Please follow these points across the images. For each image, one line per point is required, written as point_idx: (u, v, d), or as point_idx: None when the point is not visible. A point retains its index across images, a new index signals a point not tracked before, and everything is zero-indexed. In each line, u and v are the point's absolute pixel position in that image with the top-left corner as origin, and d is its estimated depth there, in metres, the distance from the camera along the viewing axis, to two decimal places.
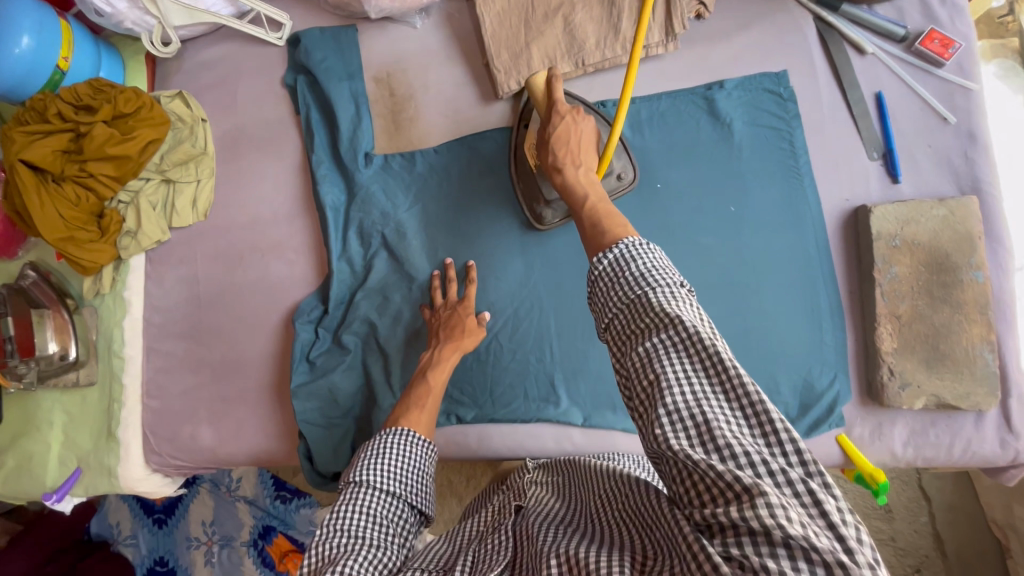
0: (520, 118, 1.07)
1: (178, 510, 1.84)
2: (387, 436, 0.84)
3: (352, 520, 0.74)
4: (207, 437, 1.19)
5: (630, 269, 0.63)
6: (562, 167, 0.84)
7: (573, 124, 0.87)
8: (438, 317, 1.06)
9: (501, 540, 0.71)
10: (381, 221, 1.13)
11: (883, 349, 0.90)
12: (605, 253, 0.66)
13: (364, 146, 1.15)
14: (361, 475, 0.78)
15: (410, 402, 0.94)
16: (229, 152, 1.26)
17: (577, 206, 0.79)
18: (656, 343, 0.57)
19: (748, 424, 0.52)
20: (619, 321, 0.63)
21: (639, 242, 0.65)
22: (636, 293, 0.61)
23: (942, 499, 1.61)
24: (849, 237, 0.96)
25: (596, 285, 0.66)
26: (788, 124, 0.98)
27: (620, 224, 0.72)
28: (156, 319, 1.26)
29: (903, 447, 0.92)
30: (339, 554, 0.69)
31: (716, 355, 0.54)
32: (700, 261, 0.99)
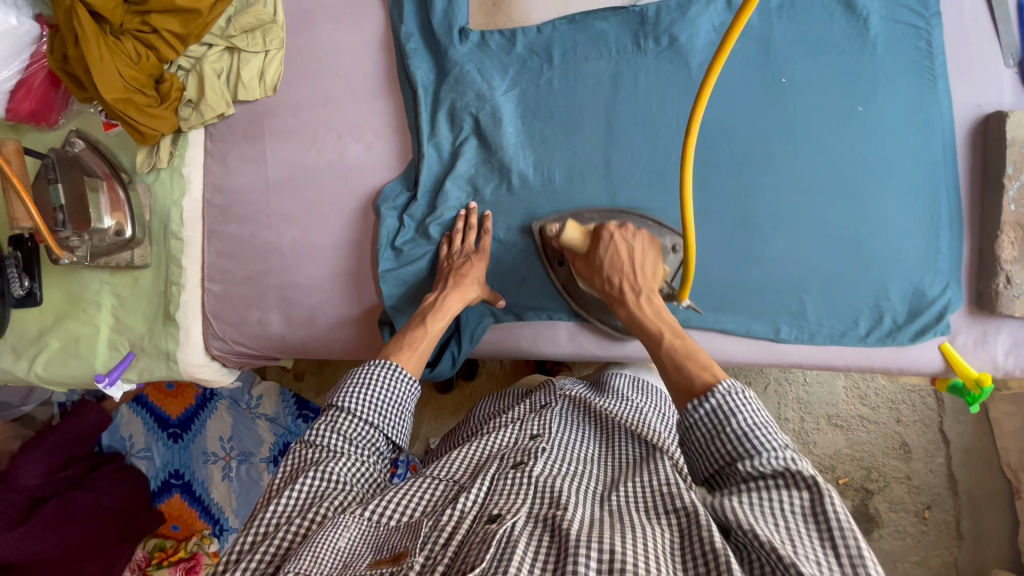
0: (552, 258, 1.04)
1: (194, 425, 1.79)
2: (374, 367, 0.84)
3: (334, 438, 0.78)
4: (275, 324, 1.15)
5: (731, 422, 0.63)
6: (626, 301, 0.90)
7: (626, 254, 0.93)
8: (450, 261, 1.03)
9: (519, 478, 0.71)
10: (475, 103, 1.06)
11: (1002, 257, 0.89)
12: (702, 399, 0.66)
13: (460, 19, 1.06)
14: (343, 401, 0.80)
15: (403, 341, 0.93)
16: (302, 21, 1.15)
17: (650, 339, 0.83)
18: (762, 486, 0.59)
19: (838, 562, 0.52)
20: (722, 464, 0.63)
21: (738, 388, 0.65)
22: (735, 451, 0.62)
23: (961, 442, 1.65)
24: (976, 144, 0.93)
25: (689, 428, 0.67)
26: (928, 22, 0.93)
27: (702, 365, 0.73)
28: (217, 200, 1.17)
29: (1004, 356, 0.93)
30: (324, 457, 0.76)
31: (824, 502, 0.55)
32: (821, 161, 0.96)
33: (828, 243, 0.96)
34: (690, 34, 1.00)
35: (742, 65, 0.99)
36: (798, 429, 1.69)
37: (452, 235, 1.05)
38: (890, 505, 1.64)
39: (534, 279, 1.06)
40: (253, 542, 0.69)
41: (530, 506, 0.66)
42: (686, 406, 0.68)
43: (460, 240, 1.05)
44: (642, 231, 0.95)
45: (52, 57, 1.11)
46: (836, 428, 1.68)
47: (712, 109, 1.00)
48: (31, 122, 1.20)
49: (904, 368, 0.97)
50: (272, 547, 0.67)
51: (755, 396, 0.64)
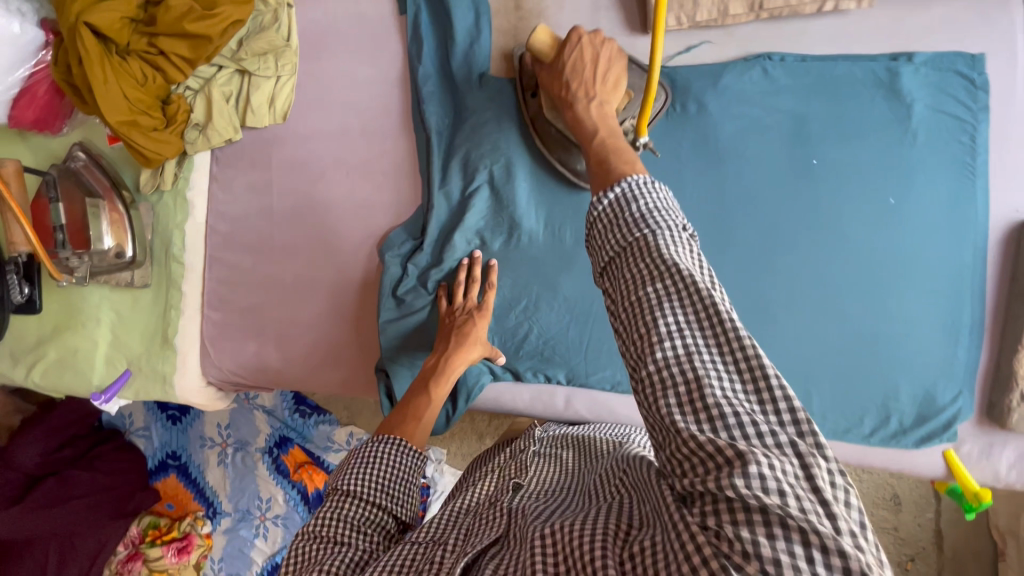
0: (525, 88, 0.98)
1: (194, 409, 1.80)
2: (377, 444, 0.81)
3: (337, 527, 0.73)
4: (273, 358, 1.14)
5: (632, 207, 0.58)
6: (574, 103, 0.82)
7: (586, 50, 0.85)
8: (452, 319, 1.00)
9: (494, 513, 0.69)
10: (490, 155, 1.01)
11: (1019, 373, 0.86)
12: (606, 191, 0.60)
13: (480, 65, 1.01)
14: (347, 484, 0.76)
15: (406, 412, 0.90)
16: (316, 48, 1.10)
17: (586, 139, 0.78)
18: (657, 293, 0.52)
19: (741, 380, 0.47)
20: (623, 254, 0.57)
21: (650, 180, 0.60)
22: (631, 236, 0.57)
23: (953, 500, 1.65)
24: (1009, 250, 0.89)
25: (594, 225, 0.61)
26: (974, 115, 0.88)
27: (628, 165, 0.68)
28: (221, 227, 1.15)
29: (1007, 469, 0.91)
30: (321, 555, 0.70)
31: (712, 300, 0.50)
32: (844, 252, 0.92)
33: (842, 337, 0.93)
34: (720, 103, 0.95)
35: (772, 142, 0.94)
36: None
37: (454, 287, 1.01)
38: None
39: (534, 340, 1.04)
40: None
41: (504, 534, 0.65)
42: (593, 201, 0.62)
43: (462, 292, 1.01)
44: (611, 41, 0.87)
45: (56, 69, 1.07)
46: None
47: (734, 183, 0.95)
48: (35, 130, 1.16)
49: (903, 469, 0.95)
50: None
51: (664, 185, 0.60)
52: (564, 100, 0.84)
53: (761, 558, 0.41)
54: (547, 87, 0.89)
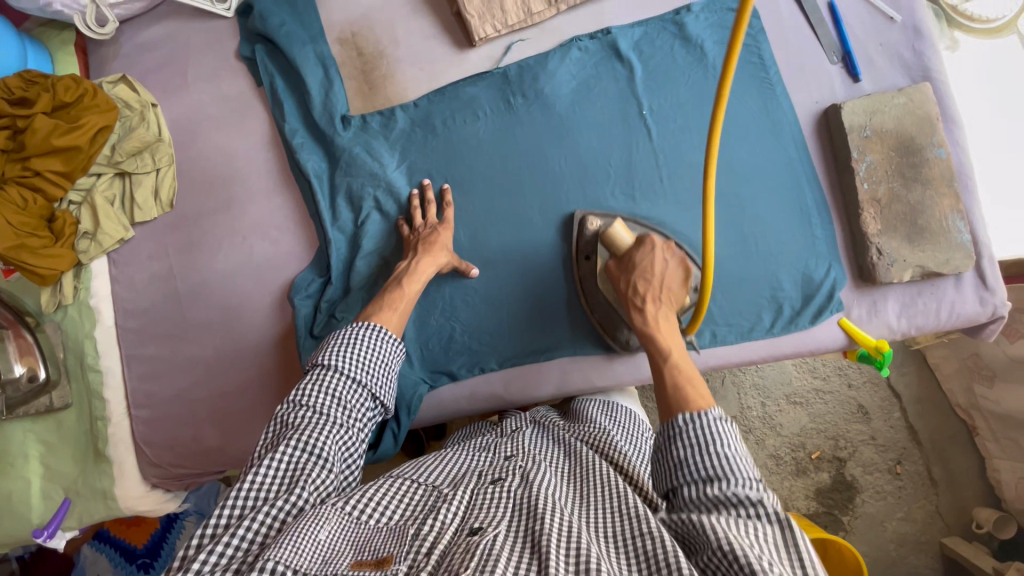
0: (579, 252, 1.06)
1: (165, 548, 1.58)
2: (359, 329, 0.86)
3: (310, 406, 0.78)
4: (211, 438, 1.12)
5: (716, 442, 0.67)
6: (642, 310, 0.90)
7: (660, 256, 0.94)
8: (416, 234, 1.05)
9: (498, 492, 0.72)
10: (370, 183, 1.09)
11: (869, 232, 0.97)
12: (694, 416, 0.70)
13: (339, 108, 1.11)
14: (330, 359, 0.81)
15: (382, 303, 0.96)
16: (187, 136, 1.18)
17: (657, 355, 0.85)
18: (734, 512, 0.62)
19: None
20: (691, 483, 0.66)
21: (724, 418, 0.70)
22: (714, 472, 0.65)
23: (911, 393, 1.80)
24: (824, 137, 1.02)
25: (673, 434, 0.70)
26: (755, 38, 1.04)
27: (701, 392, 0.77)
28: (131, 324, 1.16)
29: (897, 320, 1.00)
30: (303, 424, 0.76)
31: (794, 538, 0.58)
32: (689, 176, 1.07)
33: (719, 248, 1.02)
34: (553, 86, 1.08)
35: (608, 103, 1.08)
36: (762, 414, 1.76)
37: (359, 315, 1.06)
38: (864, 467, 1.74)
39: (459, 337, 1.08)
40: (231, 514, 0.68)
41: (509, 517, 0.67)
42: (676, 416, 0.72)
43: (421, 216, 1.08)
44: (680, 255, 0.96)
45: None
46: (796, 406, 1.76)
47: (588, 146, 1.09)
48: None
49: (815, 350, 1.02)
50: (257, 525, 0.67)
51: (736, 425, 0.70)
52: (630, 301, 0.92)
53: None
54: (612, 280, 0.98)
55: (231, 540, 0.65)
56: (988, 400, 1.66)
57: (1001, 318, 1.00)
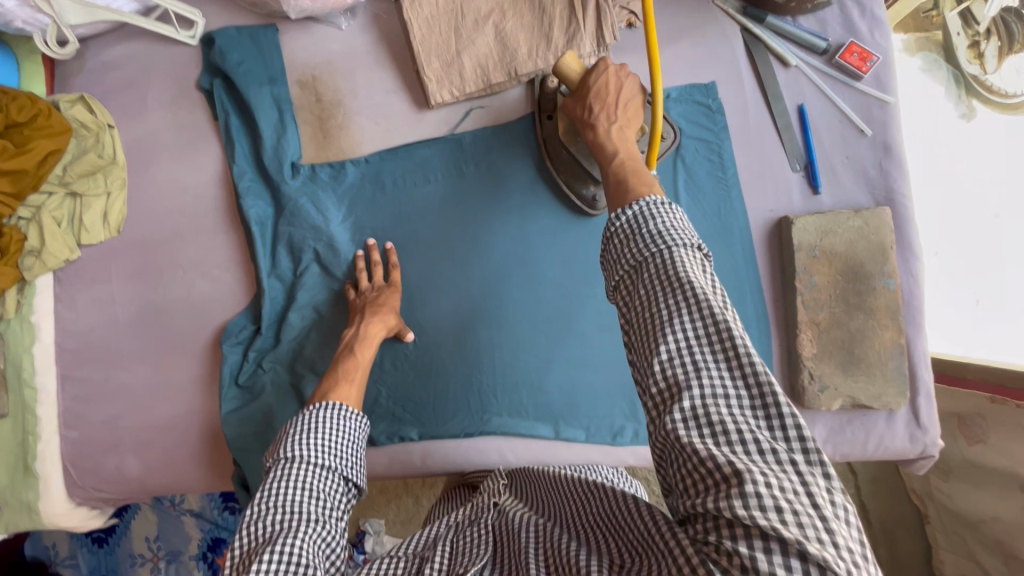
0: (541, 111, 1.02)
1: (118, 527, 1.60)
2: (319, 410, 0.83)
3: (286, 502, 0.72)
4: (134, 468, 1.13)
5: (649, 223, 0.64)
6: (595, 123, 0.83)
7: (614, 78, 0.86)
8: (363, 297, 1.04)
9: (478, 531, 0.78)
10: (312, 235, 1.08)
11: (802, 355, 0.94)
12: (626, 209, 0.66)
13: (290, 155, 1.09)
14: (293, 450, 0.77)
15: (337, 376, 0.93)
16: (142, 162, 1.17)
17: (605, 162, 0.79)
18: (671, 305, 0.58)
19: (755, 411, 0.53)
20: (631, 269, 0.64)
21: (661, 201, 0.65)
22: (650, 250, 0.62)
23: (866, 472, 1.82)
24: (774, 248, 0.99)
25: (611, 238, 0.67)
26: (717, 135, 1.00)
27: (646, 183, 0.72)
28: (69, 344, 1.17)
29: (822, 445, 0.97)
30: (278, 532, 0.68)
31: (737, 351, 0.55)
32: None
33: None
34: (507, 158, 1.05)
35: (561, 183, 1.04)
36: None
37: (290, 367, 1.08)
38: None
39: (385, 401, 1.08)
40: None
41: (491, 560, 0.73)
42: (613, 214, 0.67)
43: (367, 278, 1.06)
44: (634, 76, 0.89)
45: None
46: None
47: (534, 225, 1.06)
48: None
49: None
50: None
51: (678, 207, 0.65)
52: (584, 122, 0.84)
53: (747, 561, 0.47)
54: (568, 110, 0.89)
55: None
56: (942, 494, 1.63)
57: (932, 457, 0.96)
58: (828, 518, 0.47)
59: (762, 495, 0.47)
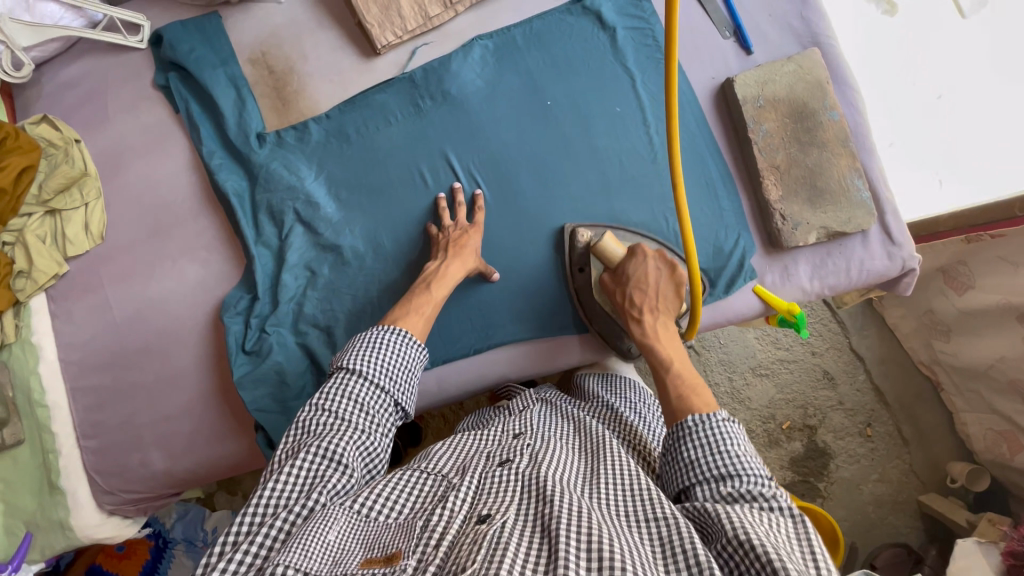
0: (573, 265, 1.08)
1: None
2: (387, 331, 0.88)
3: (340, 406, 0.80)
4: (159, 462, 1.14)
5: (726, 446, 0.73)
6: (641, 321, 0.97)
7: (650, 266, 1.01)
8: (444, 235, 1.07)
9: (505, 476, 0.75)
10: (290, 196, 1.11)
11: (772, 199, 0.99)
12: (705, 420, 0.75)
13: (254, 126, 1.13)
14: (354, 363, 0.83)
15: (409, 307, 0.97)
16: (113, 168, 1.20)
17: (660, 366, 0.91)
18: (751, 497, 0.67)
19: (803, 551, 0.61)
20: (703, 482, 0.71)
21: (731, 424, 0.75)
22: (729, 470, 0.70)
23: (873, 354, 1.81)
24: (722, 110, 1.05)
25: (684, 436, 0.75)
26: (648, 21, 1.10)
27: (706, 397, 0.85)
28: (74, 357, 1.18)
29: (810, 282, 1.02)
30: (324, 431, 0.78)
31: (805, 533, 0.63)
32: (599, 162, 1.10)
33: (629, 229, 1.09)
34: (459, 85, 1.10)
35: (515, 96, 1.10)
36: (730, 389, 1.76)
37: (292, 325, 1.10)
38: (836, 433, 1.75)
39: None
40: (252, 523, 0.70)
41: (519, 505, 0.69)
42: (686, 419, 0.76)
43: (450, 217, 1.09)
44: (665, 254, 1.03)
45: None
46: (763, 377, 1.76)
47: (499, 142, 1.10)
48: None
49: (733, 319, 1.04)
50: (270, 530, 0.69)
51: (744, 433, 0.75)
52: (630, 313, 0.98)
53: None
54: (607, 292, 1.04)
55: (244, 550, 0.67)
56: (948, 353, 1.67)
57: (913, 271, 1.02)
58: None
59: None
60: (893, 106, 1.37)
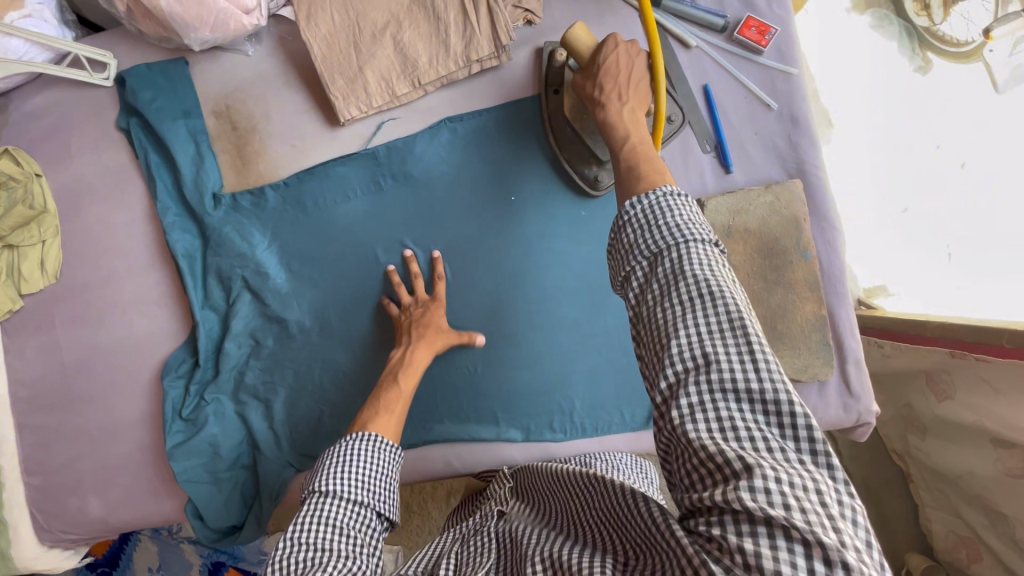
0: (548, 85, 1.00)
1: (122, 560, 1.60)
2: (357, 440, 0.81)
3: (320, 535, 0.70)
4: (95, 507, 1.16)
5: (666, 216, 0.63)
6: (605, 102, 0.80)
7: (620, 55, 0.83)
8: (407, 315, 1.03)
9: (481, 543, 0.79)
10: (240, 263, 1.09)
11: None
12: (640, 199, 0.65)
13: (210, 186, 1.10)
14: (327, 485, 0.75)
15: (378, 406, 0.89)
16: (72, 207, 1.18)
17: (616, 143, 0.76)
18: (686, 300, 0.59)
19: (763, 412, 0.54)
20: (642, 263, 0.64)
21: (676, 193, 0.65)
22: (670, 268, 0.61)
23: (846, 436, 1.79)
24: None
25: (622, 228, 0.66)
26: None
27: (660, 171, 0.71)
28: (23, 393, 1.19)
29: None
30: (309, 571, 0.66)
31: (756, 356, 0.54)
32: (556, 264, 1.04)
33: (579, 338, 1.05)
34: (422, 167, 1.05)
35: (479, 187, 1.05)
36: None
37: (231, 396, 1.09)
38: None
39: (328, 419, 1.10)
40: None
41: (494, 568, 0.74)
42: (624, 205, 0.67)
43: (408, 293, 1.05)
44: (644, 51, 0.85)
45: None
46: None
47: (456, 231, 1.06)
48: None
49: None
50: None
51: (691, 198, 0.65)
52: (593, 99, 0.81)
53: (749, 551, 0.48)
54: (578, 90, 0.86)
55: None
56: (920, 451, 1.61)
57: (868, 423, 0.97)
58: (831, 513, 0.48)
59: (770, 483, 0.48)
60: (890, 172, 1.44)
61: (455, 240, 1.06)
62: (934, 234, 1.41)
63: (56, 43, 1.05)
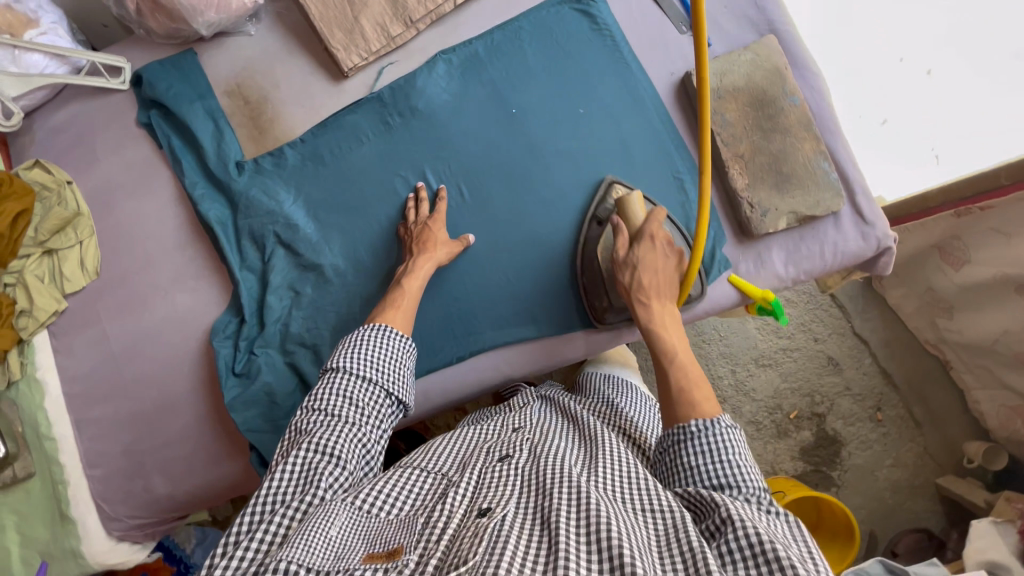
0: (593, 215, 1.08)
1: None
2: (368, 330, 0.90)
3: (332, 401, 0.80)
4: (161, 485, 1.20)
5: (727, 450, 0.71)
6: (646, 305, 0.91)
7: (657, 251, 0.94)
8: (410, 233, 1.09)
9: (504, 470, 0.74)
10: (269, 220, 1.15)
11: (738, 188, 0.99)
12: (711, 424, 0.73)
13: (232, 156, 1.17)
14: (341, 362, 0.84)
15: (384, 304, 0.99)
16: (104, 205, 1.25)
17: (661, 354, 0.87)
18: (746, 501, 0.67)
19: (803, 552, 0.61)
20: (703, 480, 0.70)
21: (735, 429, 0.74)
22: (730, 478, 0.69)
23: (878, 337, 1.68)
24: (684, 102, 1.12)
25: (677, 441, 0.75)
26: (604, 23, 1.11)
27: (705, 395, 0.80)
28: (75, 391, 1.21)
29: (784, 267, 1.02)
30: (316, 428, 0.77)
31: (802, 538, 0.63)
32: (565, 162, 1.10)
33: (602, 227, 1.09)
34: (425, 100, 1.12)
35: (481, 108, 1.12)
36: (733, 381, 1.63)
37: (278, 347, 1.13)
38: (845, 422, 1.62)
39: None
40: (252, 523, 0.70)
41: (518, 499, 0.69)
42: (688, 422, 0.74)
43: (415, 214, 1.11)
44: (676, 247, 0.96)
45: None
46: (766, 368, 1.64)
47: (467, 151, 1.12)
48: None
49: (712, 310, 1.03)
50: (267, 532, 0.68)
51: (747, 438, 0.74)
52: (635, 296, 0.93)
53: None
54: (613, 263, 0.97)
55: (244, 547, 0.66)
56: (952, 331, 1.54)
57: (888, 249, 1.01)
58: None
59: None
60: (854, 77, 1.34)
61: (467, 159, 1.12)
62: (915, 141, 1.33)
63: (73, 53, 1.16)
